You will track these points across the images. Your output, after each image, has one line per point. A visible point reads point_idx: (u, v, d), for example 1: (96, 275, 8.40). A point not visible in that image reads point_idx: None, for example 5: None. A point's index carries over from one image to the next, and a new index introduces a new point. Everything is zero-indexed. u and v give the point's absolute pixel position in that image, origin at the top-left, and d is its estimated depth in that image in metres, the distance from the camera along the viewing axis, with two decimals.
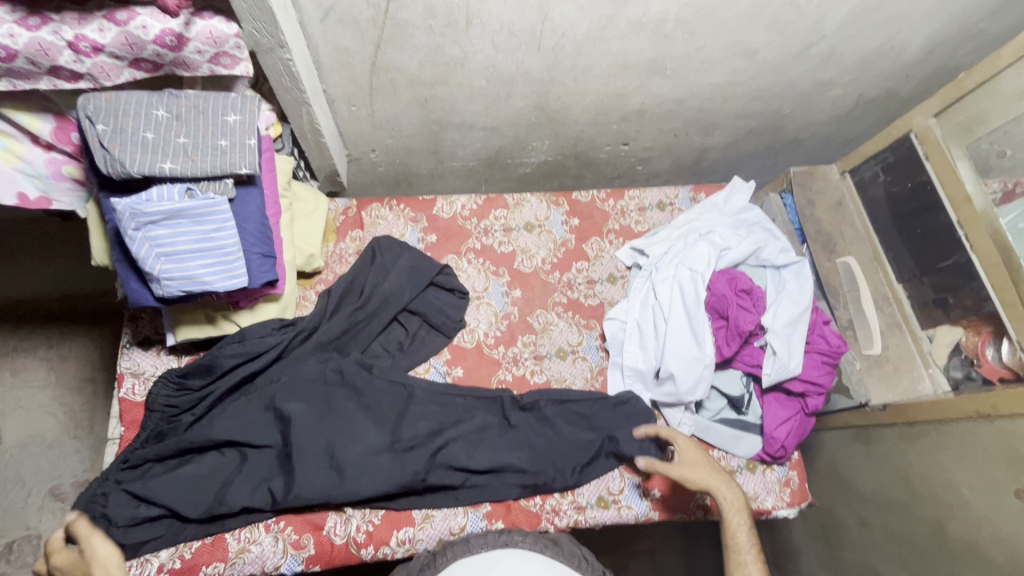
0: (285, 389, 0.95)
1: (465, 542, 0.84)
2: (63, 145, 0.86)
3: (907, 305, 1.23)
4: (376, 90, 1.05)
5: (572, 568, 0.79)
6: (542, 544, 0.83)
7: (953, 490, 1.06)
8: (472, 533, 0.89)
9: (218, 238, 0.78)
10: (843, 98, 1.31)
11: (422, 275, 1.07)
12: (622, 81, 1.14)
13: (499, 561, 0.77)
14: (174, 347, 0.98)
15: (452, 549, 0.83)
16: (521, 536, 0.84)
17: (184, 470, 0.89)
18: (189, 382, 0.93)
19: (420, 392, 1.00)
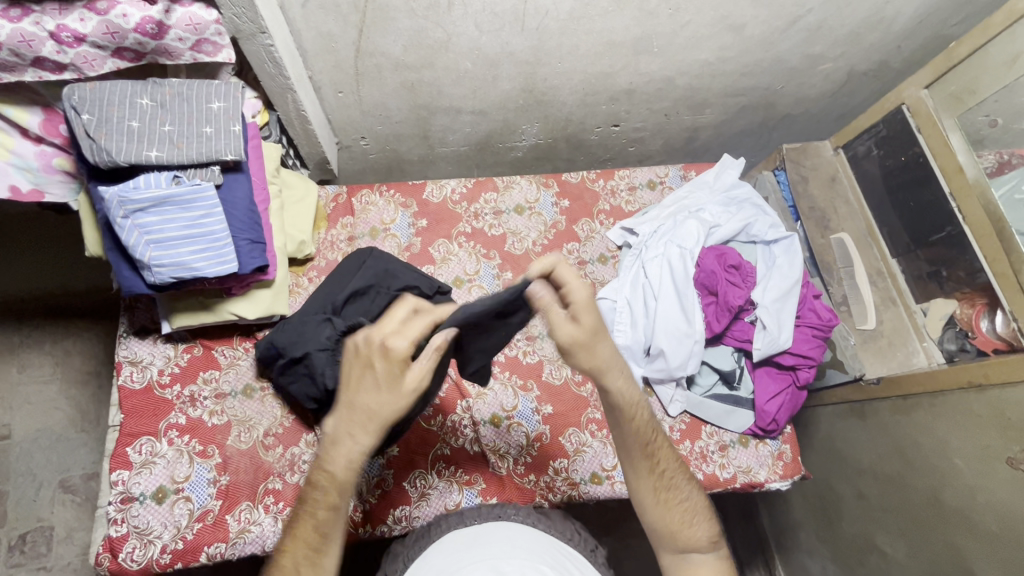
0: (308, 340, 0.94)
1: (460, 514, 0.84)
2: (53, 137, 0.87)
3: (901, 280, 1.24)
4: (362, 75, 1.06)
5: (565, 543, 0.80)
6: (534, 518, 0.83)
7: (947, 459, 1.07)
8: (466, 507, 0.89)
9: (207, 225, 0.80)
10: (834, 72, 1.30)
11: (387, 284, 1.03)
12: (609, 59, 1.13)
13: (489, 534, 0.78)
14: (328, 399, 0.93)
15: (445, 522, 0.83)
16: (514, 509, 0.84)
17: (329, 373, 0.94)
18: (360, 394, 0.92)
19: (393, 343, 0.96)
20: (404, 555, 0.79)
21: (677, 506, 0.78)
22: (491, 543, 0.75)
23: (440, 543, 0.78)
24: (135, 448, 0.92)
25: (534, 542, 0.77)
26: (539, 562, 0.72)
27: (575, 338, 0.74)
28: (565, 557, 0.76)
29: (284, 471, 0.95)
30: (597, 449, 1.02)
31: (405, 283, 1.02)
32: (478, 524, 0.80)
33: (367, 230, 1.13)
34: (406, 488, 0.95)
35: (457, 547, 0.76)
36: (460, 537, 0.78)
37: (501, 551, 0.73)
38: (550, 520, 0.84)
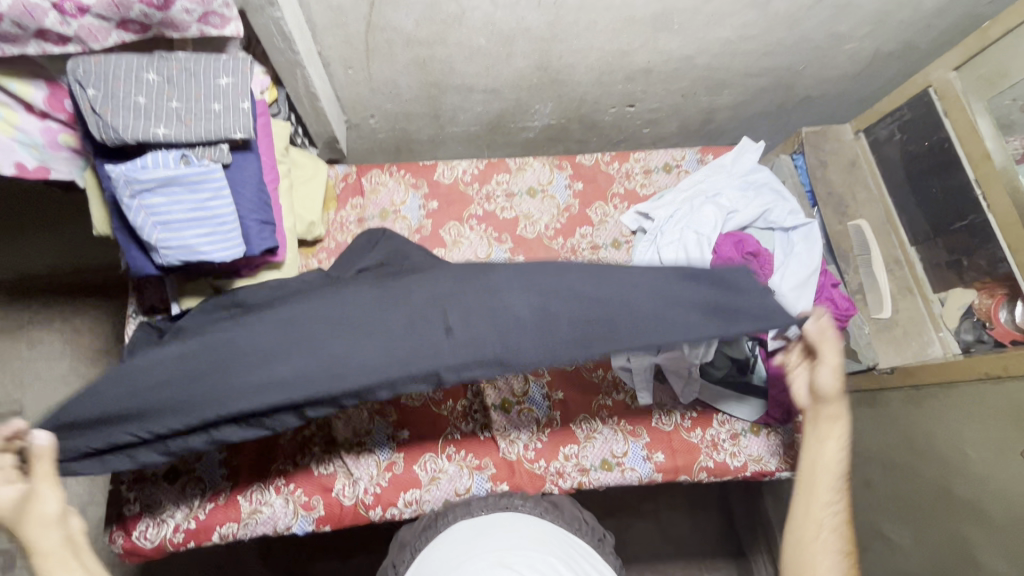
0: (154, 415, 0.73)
1: (466, 506, 0.84)
2: (57, 113, 0.85)
3: (918, 269, 1.22)
4: (373, 51, 1.03)
5: (572, 532, 0.80)
6: (541, 508, 0.84)
7: (959, 450, 1.06)
8: (476, 497, 0.90)
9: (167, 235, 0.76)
10: (859, 52, 1.25)
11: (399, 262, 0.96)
12: (627, 37, 1.10)
13: (497, 524, 0.77)
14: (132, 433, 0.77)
15: (452, 513, 0.84)
16: (520, 500, 0.85)
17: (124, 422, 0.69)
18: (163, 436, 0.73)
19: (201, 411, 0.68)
20: (412, 546, 0.80)
21: (818, 542, 0.71)
22: (498, 533, 0.75)
23: (453, 531, 0.78)
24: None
25: (542, 533, 0.76)
26: (548, 553, 0.71)
27: (837, 389, 0.75)
28: (574, 548, 0.76)
29: (295, 453, 0.94)
30: (607, 436, 1.02)
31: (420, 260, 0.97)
32: (485, 514, 0.81)
33: (377, 212, 1.11)
34: (416, 472, 0.95)
35: (463, 536, 0.76)
36: (467, 528, 0.78)
37: (508, 540, 0.72)
38: (556, 511, 0.85)
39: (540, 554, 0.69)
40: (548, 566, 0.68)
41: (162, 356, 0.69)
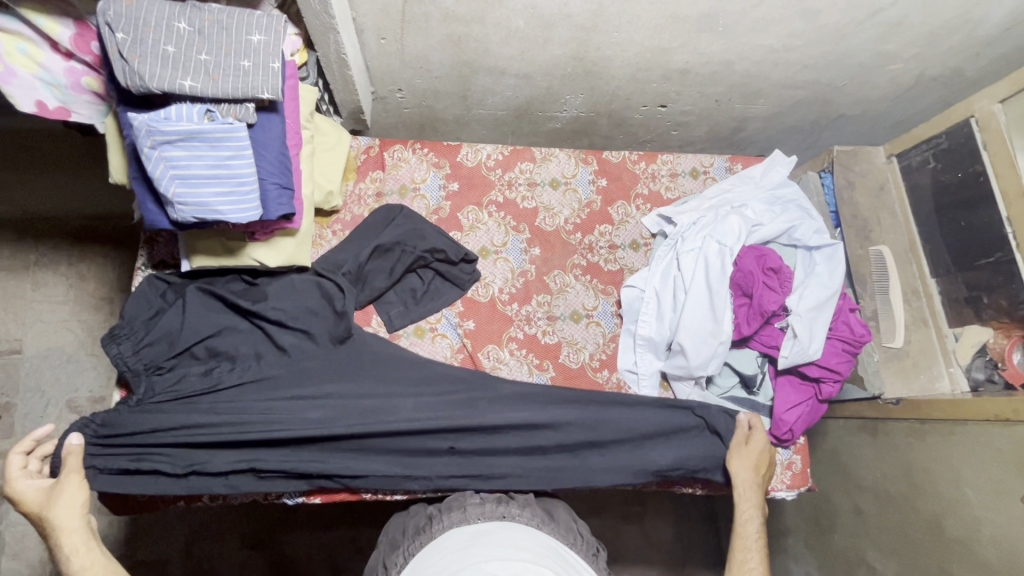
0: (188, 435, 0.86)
1: (463, 510, 0.82)
2: (83, 54, 0.83)
3: (936, 301, 1.20)
4: (408, 23, 1.00)
5: (566, 544, 0.79)
6: (539, 519, 0.82)
7: (956, 488, 1.05)
8: (469, 497, 0.87)
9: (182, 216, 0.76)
10: (902, 74, 1.22)
11: (414, 244, 1.03)
12: (669, 34, 1.06)
13: (493, 534, 0.76)
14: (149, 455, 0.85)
15: (448, 516, 0.81)
16: (518, 509, 0.83)
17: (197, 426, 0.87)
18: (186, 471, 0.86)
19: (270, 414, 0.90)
20: (405, 549, 0.78)
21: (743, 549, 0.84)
22: (493, 543, 0.73)
23: (443, 543, 0.75)
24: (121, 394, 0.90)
25: (536, 544, 0.75)
26: (543, 565, 0.70)
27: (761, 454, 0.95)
28: (567, 559, 0.76)
29: None
30: None
31: (432, 245, 1.03)
32: (482, 521, 0.79)
33: (396, 187, 1.09)
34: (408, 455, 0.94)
35: (458, 545, 0.74)
36: (460, 536, 0.76)
37: (502, 551, 0.71)
38: (552, 522, 0.84)
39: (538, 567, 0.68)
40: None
41: (220, 391, 0.91)
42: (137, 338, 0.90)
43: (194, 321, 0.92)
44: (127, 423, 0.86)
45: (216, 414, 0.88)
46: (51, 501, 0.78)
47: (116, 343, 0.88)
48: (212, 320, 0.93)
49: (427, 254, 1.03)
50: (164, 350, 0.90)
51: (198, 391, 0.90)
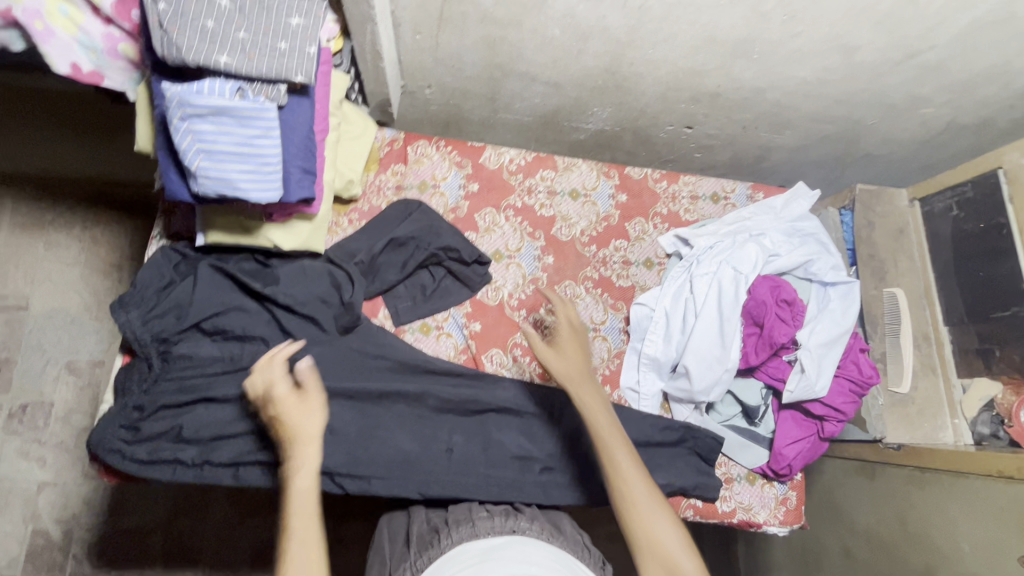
0: (195, 420, 0.87)
1: (471, 525, 0.81)
2: (121, 21, 0.84)
3: (946, 350, 1.18)
4: (445, 21, 1.00)
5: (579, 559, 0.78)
6: (547, 534, 0.81)
7: (952, 542, 1.03)
8: (475, 510, 0.87)
9: (202, 191, 0.76)
10: (933, 119, 1.21)
11: (428, 241, 1.02)
12: (703, 56, 1.06)
13: (504, 549, 0.74)
14: (155, 437, 0.86)
15: (457, 531, 0.80)
16: (526, 524, 0.82)
17: (204, 411, 0.88)
18: (187, 457, 0.86)
19: (277, 402, 0.91)
20: (413, 563, 0.77)
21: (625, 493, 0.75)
22: (507, 558, 0.72)
23: (454, 555, 0.74)
24: (127, 370, 0.90)
25: (549, 559, 0.74)
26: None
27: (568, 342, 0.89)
28: (578, 572, 0.74)
29: None
30: None
31: (446, 244, 1.03)
32: (492, 537, 0.78)
33: (416, 182, 1.09)
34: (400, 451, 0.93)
35: (469, 559, 0.72)
36: (473, 549, 0.74)
37: (516, 566, 0.69)
38: (560, 535, 0.83)
39: None
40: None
41: (228, 374, 0.91)
42: (145, 308, 0.90)
43: (206, 297, 0.92)
44: (138, 402, 0.87)
45: (223, 402, 0.89)
46: (301, 412, 0.78)
47: (125, 311, 0.88)
48: (225, 298, 0.93)
49: (440, 252, 1.03)
50: (173, 322, 0.90)
51: (205, 374, 0.90)
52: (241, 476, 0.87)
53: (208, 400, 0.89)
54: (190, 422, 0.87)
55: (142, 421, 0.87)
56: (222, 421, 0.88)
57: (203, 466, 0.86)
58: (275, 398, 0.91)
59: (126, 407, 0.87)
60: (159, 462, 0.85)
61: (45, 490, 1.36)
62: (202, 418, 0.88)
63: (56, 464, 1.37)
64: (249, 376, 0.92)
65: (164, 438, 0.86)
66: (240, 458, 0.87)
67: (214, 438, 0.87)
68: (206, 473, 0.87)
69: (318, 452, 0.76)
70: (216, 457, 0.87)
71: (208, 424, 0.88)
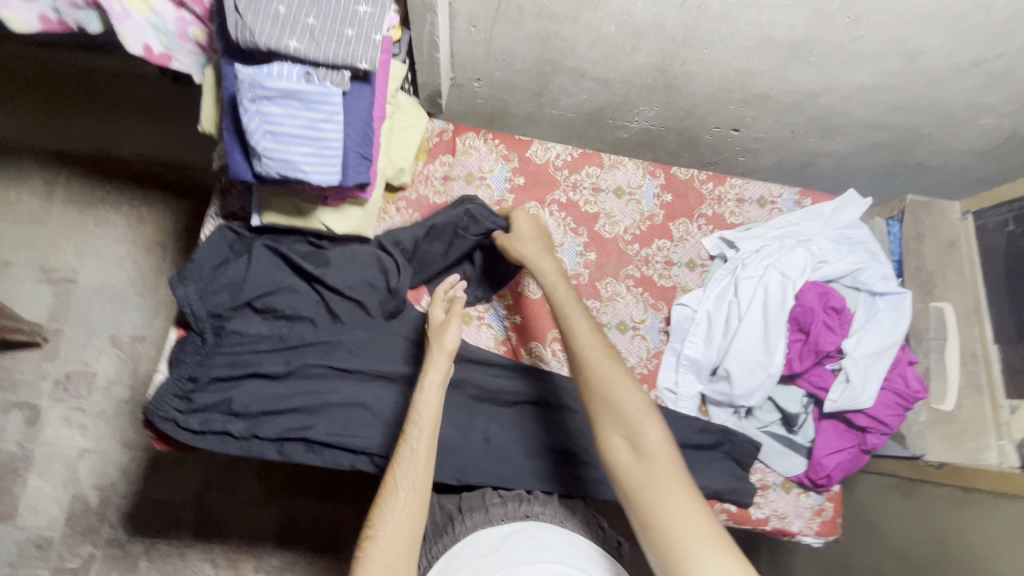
0: (245, 396, 0.90)
1: (485, 511, 0.82)
2: (194, 5, 0.86)
3: (995, 369, 1.14)
4: (502, 14, 1.01)
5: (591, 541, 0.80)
6: (561, 517, 0.83)
7: (991, 564, 1.00)
8: (488, 495, 0.88)
9: (266, 171, 0.78)
10: (994, 130, 1.18)
11: (468, 227, 1.02)
12: (759, 57, 1.05)
13: (518, 536, 0.75)
14: (208, 409, 0.89)
15: (471, 517, 0.81)
16: (539, 508, 0.84)
17: (255, 387, 0.91)
18: (237, 430, 0.89)
19: (323, 382, 0.94)
20: (429, 550, 0.80)
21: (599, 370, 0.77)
22: (519, 545, 0.73)
23: (469, 543, 0.76)
24: (182, 342, 0.92)
25: (562, 542, 0.75)
26: (569, 564, 0.71)
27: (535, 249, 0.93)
28: (591, 552, 0.76)
29: None
30: None
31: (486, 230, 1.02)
32: (505, 523, 0.79)
33: (464, 174, 1.10)
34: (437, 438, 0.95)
35: (484, 547, 0.74)
36: (487, 537, 0.76)
37: (529, 554, 0.71)
38: (574, 517, 0.85)
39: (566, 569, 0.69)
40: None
41: (277, 353, 0.94)
42: (203, 284, 0.91)
43: (262, 276, 0.93)
44: (192, 374, 0.90)
45: (275, 378, 0.92)
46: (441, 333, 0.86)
47: (183, 285, 0.89)
48: (279, 278, 0.95)
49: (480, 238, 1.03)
50: (227, 300, 0.92)
51: (257, 351, 0.92)
52: (287, 451, 0.91)
53: (259, 376, 0.92)
54: (240, 397, 0.90)
55: (195, 392, 0.89)
56: (271, 397, 0.91)
57: (251, 439, 0.90)
58: (322, 379, 0.94)
59: (181, 378, 0.90)
60: (210, 433, 0.89)
61: (86, 456, 1.41)
62: (253, 393, 0.91)
63: (96, 432, 1.42)
64: (299, 356, 0.94)
65: (216, 409, 0.89)
66: (287, 434, 0.90)
67: (263, 414, 0.90)
68: (253, 446, 0.90)
69: (447, 372, 0.83)
70: (264, 432, 0.89)
71: (258, 400, 0.90)
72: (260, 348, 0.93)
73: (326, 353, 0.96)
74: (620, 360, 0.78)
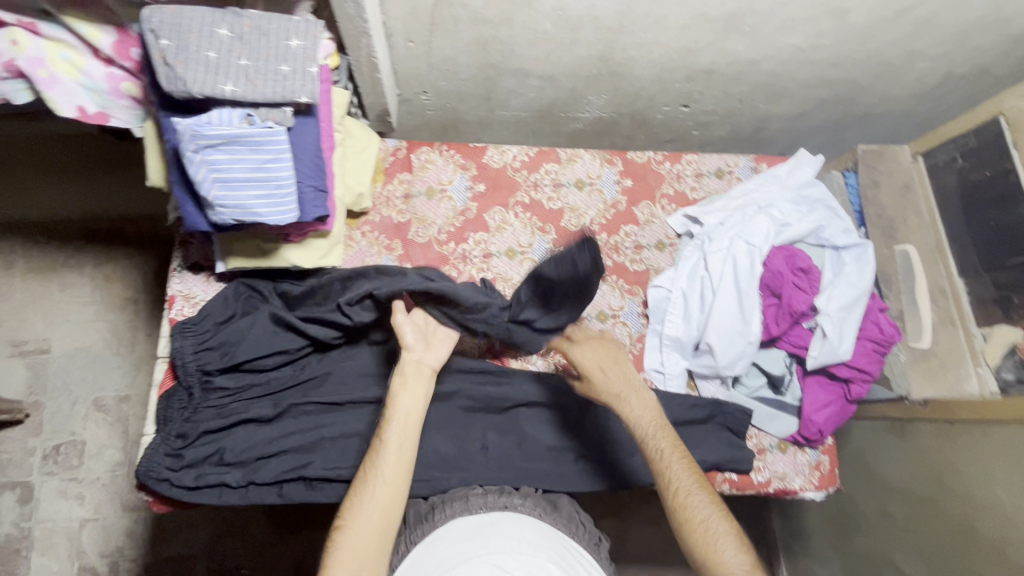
0: (237, 444, 0.89)
1: (465, 500, 0.84)
2: (123, 60, 0.85)
3: (965, 302, 1.17)
4: (437, 26, 1.01)
5: (570, 536, 0.81)
6: (541, 510, 0.84)
7: (988, 490, 1.04)
8: (473, 489, 0.89)
9: (223, 219, 0.77)
10: (930, 73, 1.21)
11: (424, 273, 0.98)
12: (695, 35, 1.07)
13: (496, 525, 0.77)
14: (201, 463, 0.89)
15: (451, 507, 0.83)
16: (520, 499, 0.85)
17: (247, 434, 0.90)
18: (232, 480, 0.87)
19: (317, 420, 0.94)
20: (407, 538, 0.81)
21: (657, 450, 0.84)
22: (497, 535, 0.75)
23: (446, 529, 0.77)
24: (167, 399, 0.91)
25: (540, 536, 0.76)
26: (544, 559, 0.72)
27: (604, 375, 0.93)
28: (568, 548, 0.77)
29: None
30: None
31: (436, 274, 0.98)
32: (485, 511, 0.80)
33: (423, 189, 1.10)
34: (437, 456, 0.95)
35: (462, 532, 0.76)
36: (468, 522, 0.78)
37: (505, 545, 0.73)
38: (555, 512, 0.86)
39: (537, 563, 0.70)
40: (544, 574, 0.70)
41: (267, 396, 0.94)
42: (200, 338, 0.91)
43: (249, 331, 0.94)
44: (182, 430, 0.89)
45: (268, 422, 0.92)
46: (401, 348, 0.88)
47: (181, 337, 0.90)
48: (271, 341, 0.94)
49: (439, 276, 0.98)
50: (218, 358, 0.92)
51: (246, 399, 0.93)
52: (287, 495, 0.89)
53: (248, 421, 0.91)
54: (232, 446, 0.89)
55: (185, 448, 0.89)
56: (265, 441, 0.90)
57: (249, 487, 0.88)
58: (312, 415, 0.94)
59: (170, 436, 0.89)
60: (206, 487, 0.87)
61: (88, 526, 1.38)
62: (245, 440, 0.90)
63: (94, 500, 1.40)
64: (290, 397, 0.94)
65: (211, 461, 0.89)
66: (285, 477, 0.89)
67: (258, 460, 0.89)
68: (252, 494, 0.89)
69: (427, 391, 0.85)
70: (261, 478, 0.88)
71: (251, 446, 0.90)
72: (250, 394, 0.93)
73: (318, 392, 0.95)
74: (682, 446, 0.85)
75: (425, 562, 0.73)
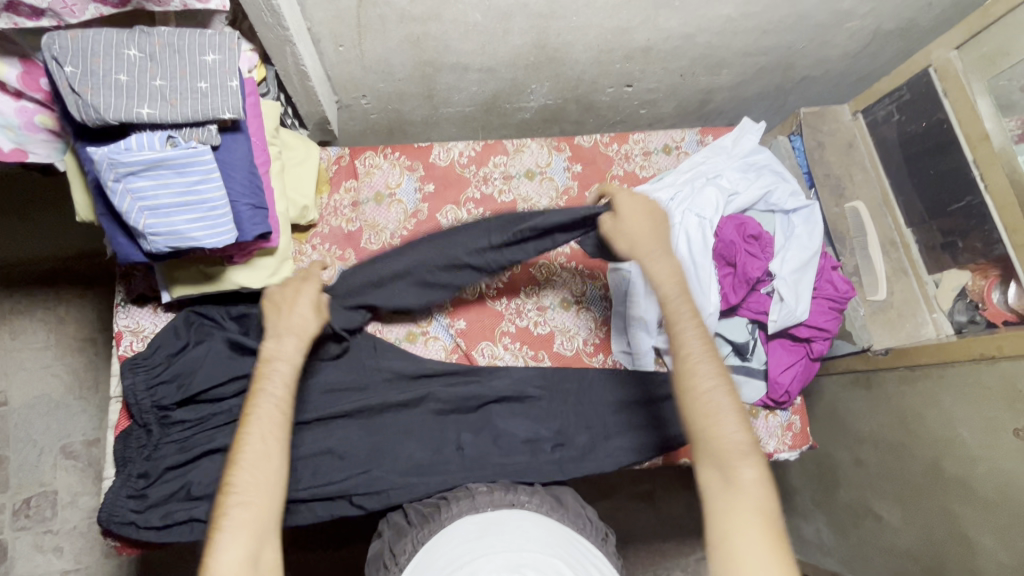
0: (203, 477, 0.87)
1: (471, 498, 0.82)
2: (33, 92, 0.81)
3: (913, 250, 1.22)
4: (364, 27, 0.99)
5: (575, 530, 0.80)
6: (547, 506, 0.82)
7: (951, 429, 1.07)
8: (478, 484, 0.88)
9: (156, 247, 0.74)
10: (859, 31, 1.24)
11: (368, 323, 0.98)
12: (627, 13, 1.06)
13: (503, 523, 0.76)
14: (167, 501, 0.86)
15: (457, 505, 0.82)
16: (527, 496, 0.83)
17: (212, 466, 0.88)
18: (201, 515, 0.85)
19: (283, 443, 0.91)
20: (415, 535, 0.78)
21: (705, 394, 0.76)
22: (504, 533, 0.73)
23: (454, 529, 0.76)
24: (127, 438, 0.89)
25: (548, 534, 0.75)
26: (553, 556, 0.69)
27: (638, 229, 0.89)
28: (577, 548, 0.75)
29: None
30: None
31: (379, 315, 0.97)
32: (491, 510, 0.79)
33: (371, 195, 1.08)
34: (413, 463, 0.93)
35: (469, 531, 0.74)
36: (474, 523, 0.76)
37: (514, 542, 0.71)
38: (562, 508, 0.84)
39: (548, 559, 0.68)
40: (556, 572, 0.67)
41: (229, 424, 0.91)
42: (151, 373, 0.88)
43: (201, 359, 0.90)
44: (143, 469, 0.87)
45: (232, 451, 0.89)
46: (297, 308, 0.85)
47: (132, 373, 0.87)
48: (228, 366, 0.90)
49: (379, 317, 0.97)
50: (174, 391, 0.89)
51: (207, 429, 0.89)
52: None
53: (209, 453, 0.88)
54: (197, 480, 0.87)
55: (149, 487, 0.86)
56: None
57: None
58: None
59: (132, 476, 0.86)
60: (175, 523, 0.85)
61: None
62: (209, 472, 0.87)
63: (74, 550, 1.35)
64: None
65: (177, 498, 0.86)
66: None
67: None
68: None
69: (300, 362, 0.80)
70: None
71: (217, 477, 0.87)
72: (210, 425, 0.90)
73: None
74: (731, 391, 0.76)
75: (434, 564, 0.70)
